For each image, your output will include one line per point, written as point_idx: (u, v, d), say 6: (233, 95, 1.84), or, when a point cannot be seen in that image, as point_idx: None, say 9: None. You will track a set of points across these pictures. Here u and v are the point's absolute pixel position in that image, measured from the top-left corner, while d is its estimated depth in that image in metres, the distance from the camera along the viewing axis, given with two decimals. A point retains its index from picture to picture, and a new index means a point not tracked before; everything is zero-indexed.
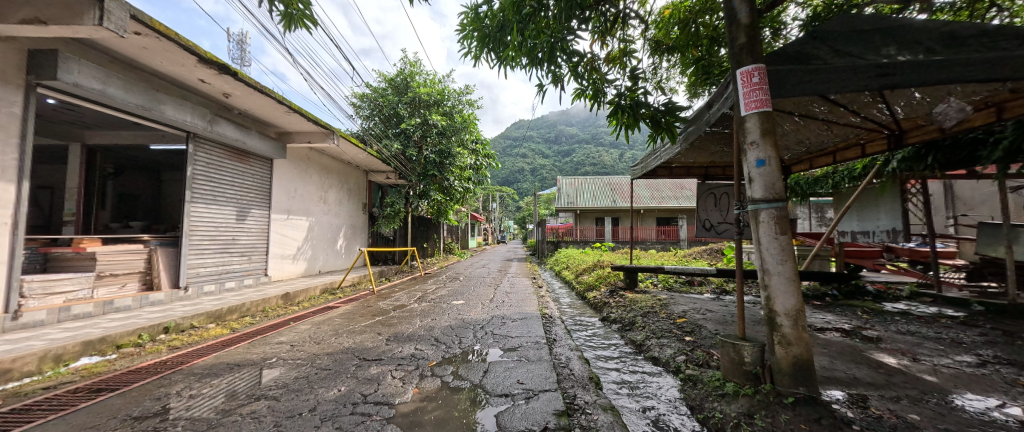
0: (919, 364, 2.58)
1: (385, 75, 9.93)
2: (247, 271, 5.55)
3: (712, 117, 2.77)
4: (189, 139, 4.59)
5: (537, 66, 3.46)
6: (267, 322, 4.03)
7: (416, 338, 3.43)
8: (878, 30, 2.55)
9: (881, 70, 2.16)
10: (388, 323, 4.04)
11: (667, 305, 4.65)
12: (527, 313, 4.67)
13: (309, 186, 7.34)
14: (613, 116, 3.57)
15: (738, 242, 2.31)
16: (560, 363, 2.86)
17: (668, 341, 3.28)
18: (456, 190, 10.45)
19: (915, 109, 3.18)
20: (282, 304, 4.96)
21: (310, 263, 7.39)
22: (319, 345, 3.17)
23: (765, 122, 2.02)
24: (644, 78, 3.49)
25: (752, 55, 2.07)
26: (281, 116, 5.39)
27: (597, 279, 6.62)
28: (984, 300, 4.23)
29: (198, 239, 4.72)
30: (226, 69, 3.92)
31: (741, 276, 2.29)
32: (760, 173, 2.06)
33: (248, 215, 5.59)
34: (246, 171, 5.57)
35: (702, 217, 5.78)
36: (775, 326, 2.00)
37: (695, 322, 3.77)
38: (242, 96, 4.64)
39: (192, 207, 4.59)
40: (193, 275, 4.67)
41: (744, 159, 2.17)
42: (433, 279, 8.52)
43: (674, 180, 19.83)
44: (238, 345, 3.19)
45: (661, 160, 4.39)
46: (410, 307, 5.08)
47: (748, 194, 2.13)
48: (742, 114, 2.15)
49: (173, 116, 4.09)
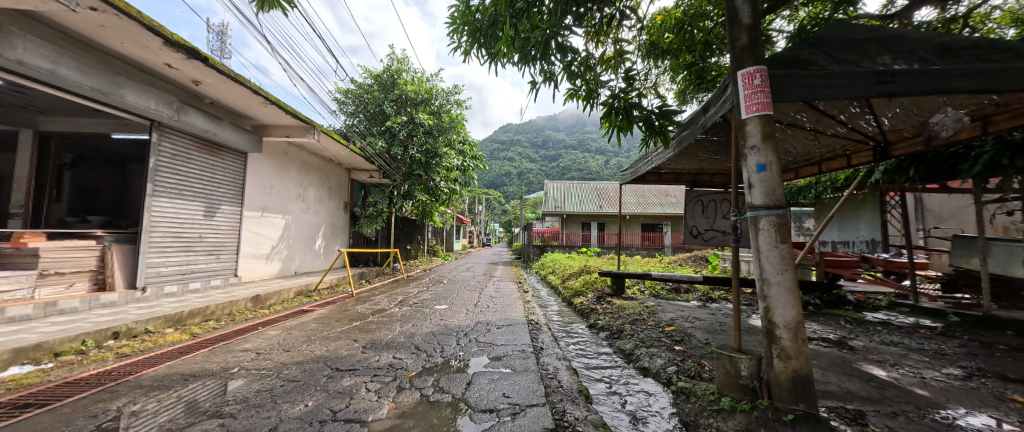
0: (908, 376, 2.57)
1: (371, 71, 9.63)
2: (214, 271, 5.19)
3: (708, 121, 2.70)
4: (153, 128, 4.24)
5: (529, 64, 3.35)
6: (232, 327, 3.72)
7: (395, 346, 3.22)
8: (872, 39, 2.54)
9: (879, 78, 2.13)
10: (366, 329, 3.80)
11: (654, 312, 4.58)
12: (512, 319, 4.51)
13: (287, 183, 7.00)
14: (607, 117, 3.47)
15: (735, 250, 2.23)
16: (548, 374, 2.71)
17: (658, 350, 3.19)
18: (442, 191, 10.24)
19: (903, 121, 3.21)
20: (252, 307, 4.64)
21: (286, 264, 7.02)
22: (289, 353, 2.92)
23: (766, 126, 1.95)
24: (638, 81, 3.42)
25: (754, 57, 2.00)
26: (257, 107, 5.08)
27: (583, 284, 6.52)
28: (959, 311, 4.34)
29: (159, 236, 4.35)
30: (196, 54, 3.63)
31: (737, 285, 2.21)
32: (760, 179, 1.98)
33: (217, 211, 5.23)
34: (217, 165, 5.22)
35: (690, 224, 5.72)
36: (774, 338, 1.91)
37: (684, 331, 3.71)
38: (214, 84, 4.32)
39: (153, 201, 4.24)
40: (152, 275, 4.29)
41: (743, 164, 2.09)
42: (415, 282, 8.25)
43: (659, 187, 20.13)
44: (196, 352, 2.89)
45: (652, 165, 4.33)
46: (390, 311, 4.83)
47: (747, 201, 2.05)
48: (741, 117, 2.08)
49: (134, 102, 3.75)
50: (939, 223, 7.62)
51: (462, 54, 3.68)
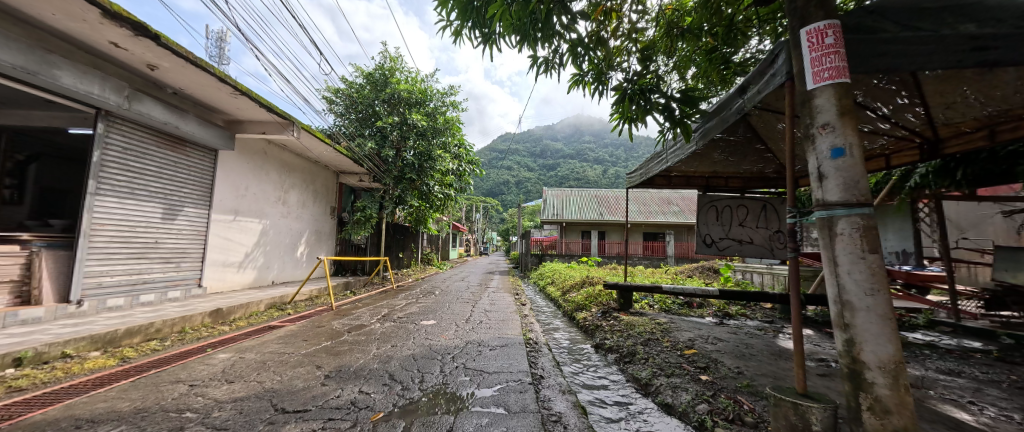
0: (1003, 422, 2.05)
1: (362, 69, 9.13)
2: (173, 281, 4.65)
3: (747, 105, 2.21)
4: (99, 117, 3.73)
5: (529, 45, 2.92)
6: (177, 349, 3.15)
7: (365, 375, 2.66)
8: (945, 9, 1.84)
9: (977, 43, 1.63)
10: (335, 352, 3.23)
11: (669, 331, 4.05)
12: (508, 339, 3.97)
13: (265, 185, 6.46)
14: (620, 104, 2.96)
15: (794, 262, 1.73)
16: (550, 415, 2.18)
17: (682, 381, 2.65)
18: (437, 196, 9.74)
19: (961, 111, 2.79)
20: (211, 323, 4.06)
21: (262, 273, 6.45)
22: (229, 387, 2.36)
23: (843, 96, 1.47)
24: (656, 61, 2.93)
25: (824, 9, 1.56)
26: (225, 98, 4.58)
27: (586, 298, 5.97)
28: (1012, 331, 3.87)
29: (103, 241, 3.81)
30: (145, 30, 3.13)
31: (798, 309, 1.70)
32: (836, 168, 1.49)
33: (178, 213, 4.71)
34: (180, 162, 4.71)
35: (703, 232, 5.29)
36: (862, 384, 1.41)
37: (707, 355, 3.18)
38: (173, 70, 3.83)
39: (95, 200, 3.70)
40: (92, 286, 3.73)
41: (810, 148, 1.60)
42: (405, 293, 7.66)
43: (660, 195, 19.77)
44: (112, 386, 2.31)
45: (667, 164, 3.84)
46: (370, 329, 4.24)
47: (817, 197, 1.56)
48: (805, 89, 1.61)
49: (72, 85, 3.23)
50: (960, 233, 7.16)
51: (453, 36, 3.29)
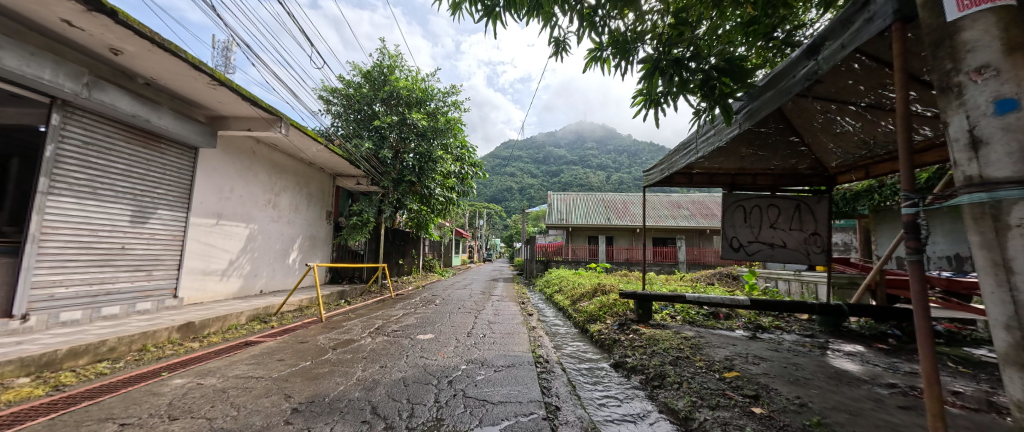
0: None
1: (361, 68, 8.77)
2: (144, 291, 4.24)
3: (822, 67, 1.77)
4: (53, 107, 3.35)
5: (538, 14, 2.52)
6: (128, 372, 2.69)
7: (343, 408, 2.19)
8: None
9: None
10: (312, 375, 2.75)
11: (699, 347, 3.52)
12: (515, 357, 3.48)
13: (252, 187, 6.05)
14: (648, 81, 2.49)
15: (917, 269, 1.23)
16: None
17: (731, 416, 2.12)
18: (438, 200, 9.34)
19: None
20: (180, 339, 3.61)
21: (248, 281, 6.01)
22: (167, 427, 1.88)
23: (1011, 23, 1.00)
24: (689, 30, 2.47)
25: None
26: (204, 90, 4.19)
27: (600, 308, 5.46)
28: None
29: (56, 247, 3.40)
30: (99, 6, 2.73)
31: (927, 336, 1.21)
32: (1003, 128, 1.01)
33: (150, 215, 4.32)
34: (152, 160, 4.33)
35: (729, 235, 4.78)
36: None
37: (751, 378, 2.67)
38: (139, 55, 3.45)
39: (46, 200, 3.30)
40: (42, 298, 3.31)
41: (956, 102, 1.11)
42: (403, 302, 7.20)
43: (668, 199, 19.31)
44: (20, 427, 1.85)
45: (695, 155, 3.36)
46: (359, 345, 3.76)
47: (974, 172, 1.07)
48: (939, 21, 1.14)
49: (18, 67, 2.84)
50: None
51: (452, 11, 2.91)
